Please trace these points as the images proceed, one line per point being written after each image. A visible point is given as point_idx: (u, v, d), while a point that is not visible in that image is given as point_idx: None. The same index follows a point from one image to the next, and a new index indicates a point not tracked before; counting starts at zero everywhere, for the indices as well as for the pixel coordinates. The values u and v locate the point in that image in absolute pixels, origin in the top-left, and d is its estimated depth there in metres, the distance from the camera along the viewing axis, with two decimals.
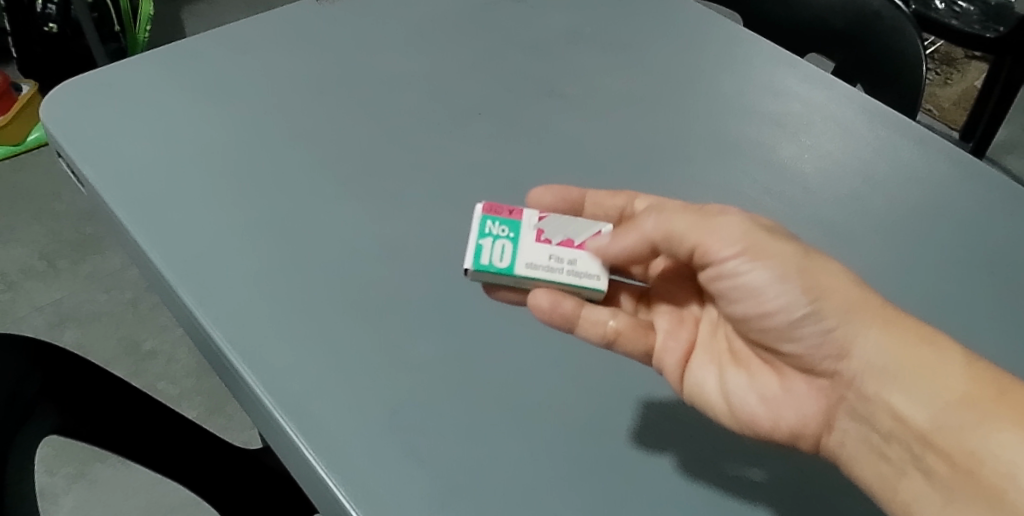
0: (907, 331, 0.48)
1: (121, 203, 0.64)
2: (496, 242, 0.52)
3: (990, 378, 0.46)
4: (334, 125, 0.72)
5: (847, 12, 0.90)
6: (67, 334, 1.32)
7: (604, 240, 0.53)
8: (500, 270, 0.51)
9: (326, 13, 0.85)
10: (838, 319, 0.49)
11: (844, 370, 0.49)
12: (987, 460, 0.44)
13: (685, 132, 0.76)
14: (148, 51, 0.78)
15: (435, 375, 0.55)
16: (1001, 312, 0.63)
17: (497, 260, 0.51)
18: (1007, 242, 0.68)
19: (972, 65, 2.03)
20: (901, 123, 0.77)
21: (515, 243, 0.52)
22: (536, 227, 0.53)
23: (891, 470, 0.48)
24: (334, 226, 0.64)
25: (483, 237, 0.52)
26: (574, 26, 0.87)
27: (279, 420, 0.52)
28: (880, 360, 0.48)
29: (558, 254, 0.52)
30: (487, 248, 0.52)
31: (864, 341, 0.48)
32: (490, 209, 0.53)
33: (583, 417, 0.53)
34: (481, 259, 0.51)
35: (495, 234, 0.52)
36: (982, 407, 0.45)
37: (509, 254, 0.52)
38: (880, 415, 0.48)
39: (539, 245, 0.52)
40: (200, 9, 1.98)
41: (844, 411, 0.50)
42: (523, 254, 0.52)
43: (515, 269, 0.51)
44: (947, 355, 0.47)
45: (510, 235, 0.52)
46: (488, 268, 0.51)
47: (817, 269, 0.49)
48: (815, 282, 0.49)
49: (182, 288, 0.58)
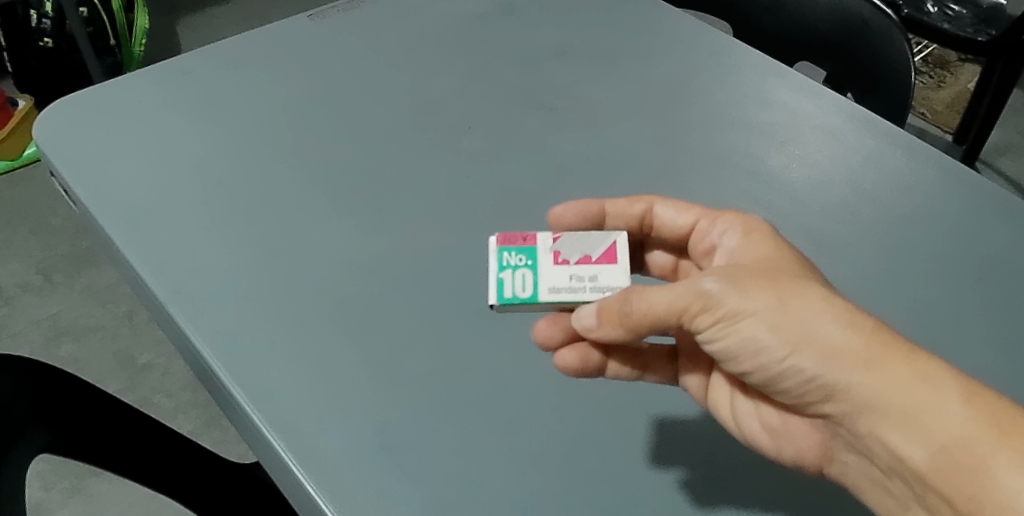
0: (894, 364, 0.42)
1: (113, 222, 0.64)
2: (515, 273, 0.51)
3: (988, 413, 0.40)
4: (325, 141, 0.73)
5: (835, 21, 0.90)
6: (63, 349, 1.32)
7: (621, 249, 0.51)
8: (523, 300, 0.49)
9: (317, 29, 0.85)
10: (818, 364, 0.43)
11: (831, 409, 0.45)
12: (987, 505, 0.39)
13: (674, 143, 0.76)
14: (141, 70, 0.79)
15: (425, 390, 0.55)
16: (988, 320, 0.63)
17: (519, 290, 0.50)
18: (996, 250, 0.68)
19: (965, 68, 2.04)
20: (889, 131, 0.78)
21: (534, 271, 0.51)
22: (552, 250, 0.51)
23: (895, 499, 0.45)
24: (324, 242, 0.64)
25: (503, 271, 0.51)
26: (563, 38, 0.87)
27: (268, 438, 0.52)
28: (872, 400, 0.42)
29: (579, 273, 0.50)
30: (508, 283, 0.50)
31: (851, 385, 0.43)
32: (504, 241, 0.52)
33: (573, 432, 0.54)
34: (504, 292, 0.50)
35: (514, 265, 0.51)
36: (982, 447, 0.39)
37: (530, 283, 0.50)
38: (875, 452, 0.44)
39: (558, 268, 0.50)
40: (195, 22, 1.99)
41: (840, 444, 0.47)
42: (544, 280, 0.50)
43: (539, 296, 0.49)
44: (939, 390, 0.41)
45: (528, 263, 0.51)
46: (512, 300, 0.49)
47: (789, 303, 0.44)
48: (795, 332, 0.44)
49: (172, 306, 0.58)
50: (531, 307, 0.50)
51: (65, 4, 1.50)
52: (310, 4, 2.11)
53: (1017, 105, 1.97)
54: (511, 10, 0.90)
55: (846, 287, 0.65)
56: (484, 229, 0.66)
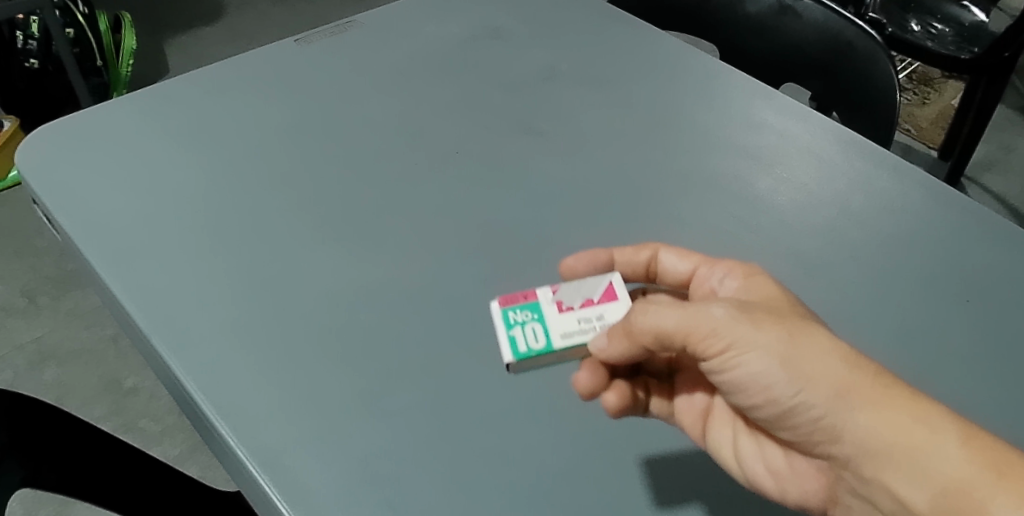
0: (897, 401, 0.42)
1: (96, 252, 0.63)
2: (525, 328, 0.51)
3: (988, 455, 0.40)
4: (311, 167, 0.73)
5: (822, 42, 0.91)
6: (46, 373, 1.31)
7: (619, 287, 0.53)
8: (539, 352, 0.50)
9: (304, 54, 0.85)
10: (824, 402, 0.43)
11: (835, 452, 0.45)
12: None
13: (662, 167, 0.76)
14: (126, 96, 0.78)
15: (413, 421, 0.54)
16: (976, 342, 0.63)
17: (532, 343, 0.50)
18: (982, 271, 0.68)
19: (949, 85, 2.06)
20: (875, 154, 0.78)
21: (543, 323, 0.51)
22: (552, 302, 0.52)
23: None
24: (311, 270, 0.64)
25: (510, 329, 0.51)
26: (551, 62, 0.88)
27: (252, 472, 0.51)
28: (872, 439, 0.42)
29: (585, 318, 0.51)
30: (520, 339, 0.51)
31: (854, 423, 0.43)
32: (507, 301, 0.53)
33: (561, 462, 0.53)
34: (518, 348, 0.50)
35: (521, 321, 0.52)
36: (984, 488, 0.39)
37: (541, 334, 0.51)
38: (878, 495, 0.44)
39: (565, 315, 0.52)
40: (183, 42, 1.99)
41: (843, 489, 0.47)
42: (554, 329, 0.51)
43: (554, 345, 0.50)
44: (941, 430, 0.41)
45: (535, 317, 0.52)
46: (528, 355, 0.50)
47: (799, 339, 0.45)
48: (800, 365, 0.44)
49: (155, 337, 0.58)
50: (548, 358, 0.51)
51: (52, 25, 1.50)
52: (299, 24, 2.11)
53: (1001, 121, 1.99)
54: (498, 34, 0.91)
55: (835, 310, 0.65)
56: (472, 255, 0.66)
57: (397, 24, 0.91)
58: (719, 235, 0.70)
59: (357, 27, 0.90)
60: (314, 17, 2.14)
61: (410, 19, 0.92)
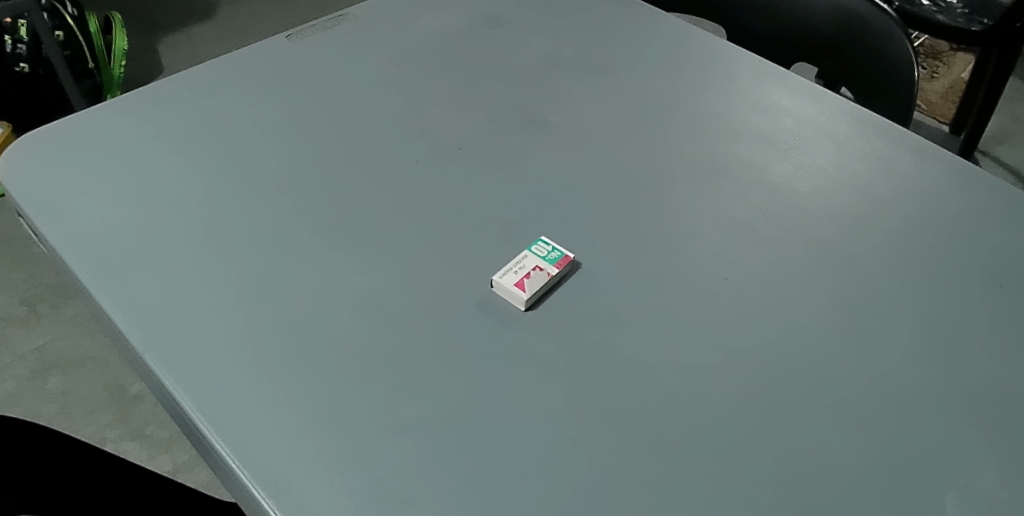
0: None
1: (87, 267, 0.61)
2: (545, 248, 0.63)
3: None
4: (309, 168, 0.70)
5: (834, 21, 0.88)
6: (50, 382, 1.29)
7: (610, 260, 0.64)
8: (543, 250, 0.62)
9: (298, 50, 0.83)
10: None
11: None
12: None
13: (674, 156, 0.73)
14: (112, 99, 0.75)
15: (423, 434, 0.52)
16: (1011, 328, 0.60)
17: (540, 250, 0.62)
18: (1012, 255, 0.66)
19: (956, 57, 2.02)
20: (896, 133, 0.75)
21: (550, 254, 0.62)
22: (534, 266, 0.61)
23: None
24: (312, 278, 0.61)
25: (539, 241, 0.64)
26: (554, 49, 0.85)
27: (256, 495, 0.49)
28: None
29: (519, 270, 0.61)
30: (537, 251, 0.62)
31: None
32: (547, 237, 0.65)
33: (580, 471, 0.51)
34: (536, 247, 0.63)
35: (545, 248, 0.63)
36: None
37: (545, 252, 0.62)
38: None
39: (563, 256, 0.62)
40: (173, 41, 1.96)
41: None
42: (552, 257, 0.62)
43: (543, 258, 0.62)
44: None
45: (550, 252, 0.62)
46: (540, 241, 0.64)
47: (857, 483, 0.51)
48: (861, 493, 0.51)
49: (150, 355, 0.55)
50: (536, 266, 0.61)
51: (40, 28, 1.47)
52: (290, 20, 2.08)
53: (1011, 94, 1.95)
54: (497, 22, 0.88)
55: (860, 300, 0.62)
56: (478, 257, 0.63)
57: (392, 15, 0.88)
58: (737, 226, 0.67)
59: (351, 20, 0.87)
60: (308, 13, 2.11)
61: (406, 11, 0.89)
